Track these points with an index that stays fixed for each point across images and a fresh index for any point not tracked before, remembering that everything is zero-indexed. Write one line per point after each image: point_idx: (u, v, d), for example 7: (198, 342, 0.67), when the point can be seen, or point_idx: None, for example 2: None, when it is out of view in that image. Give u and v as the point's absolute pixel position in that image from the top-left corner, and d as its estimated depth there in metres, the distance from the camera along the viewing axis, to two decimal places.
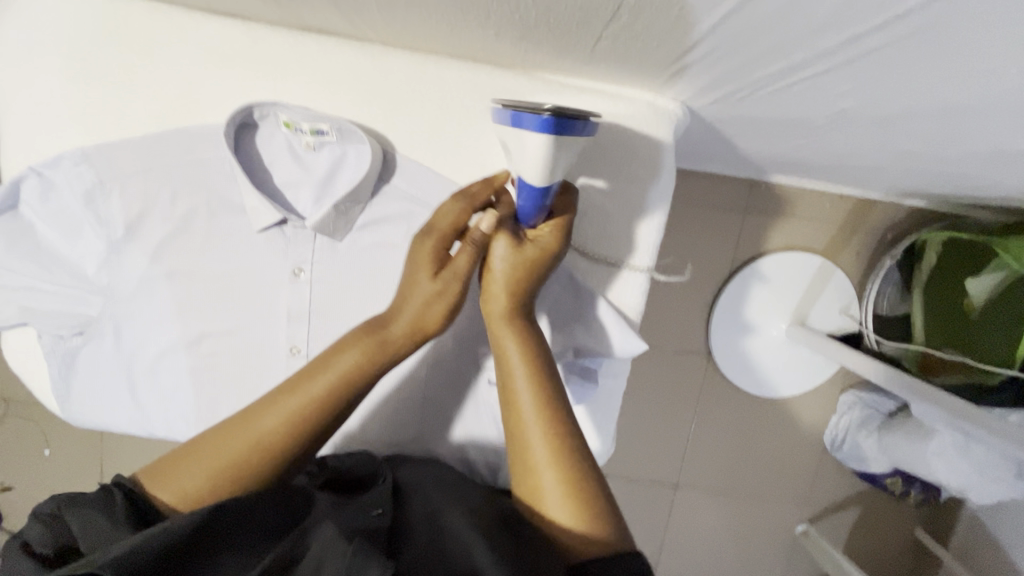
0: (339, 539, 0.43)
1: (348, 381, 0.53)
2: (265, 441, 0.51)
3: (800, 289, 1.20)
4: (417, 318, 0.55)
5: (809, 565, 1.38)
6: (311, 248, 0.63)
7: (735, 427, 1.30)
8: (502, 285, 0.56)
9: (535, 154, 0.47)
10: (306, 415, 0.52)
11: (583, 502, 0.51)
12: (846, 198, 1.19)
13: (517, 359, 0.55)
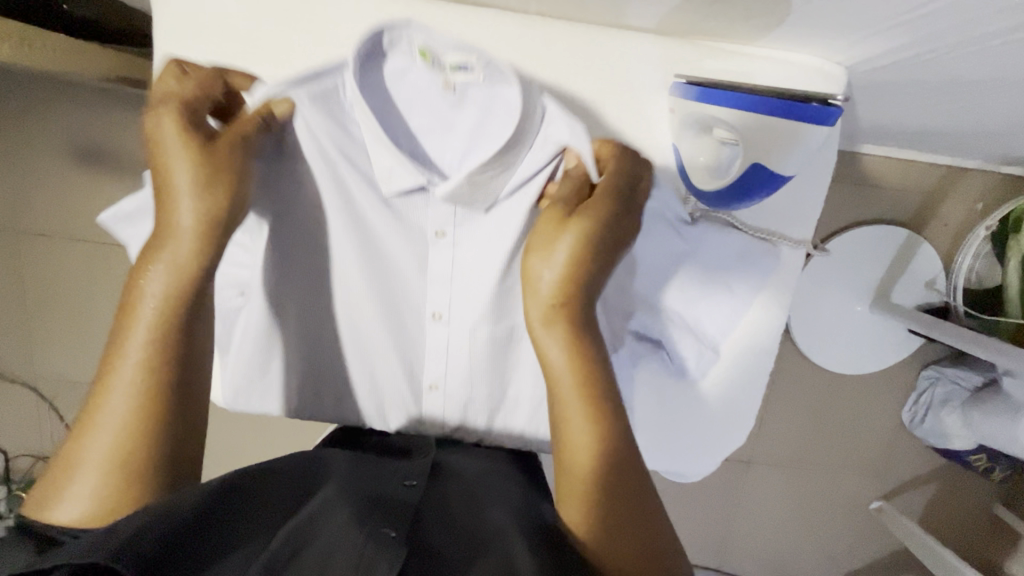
0: (349, 532, 0.40)
1: (168, 307, 0.48)
2: (127, 423, 0.46)
3: (884, 262, 1.16)
4: (212, 210, 0.49)
5: (881, 539, 1.38)
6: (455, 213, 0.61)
7: (808, 403, 1.29)
8: (546, 291, 0.52)
9: (801, 139, 0.54)
10: (151, 374, 0.47)
11: (636, 540, 0.47)
12: (937, 166, 1.14)
13: (560, 361, 0.51)
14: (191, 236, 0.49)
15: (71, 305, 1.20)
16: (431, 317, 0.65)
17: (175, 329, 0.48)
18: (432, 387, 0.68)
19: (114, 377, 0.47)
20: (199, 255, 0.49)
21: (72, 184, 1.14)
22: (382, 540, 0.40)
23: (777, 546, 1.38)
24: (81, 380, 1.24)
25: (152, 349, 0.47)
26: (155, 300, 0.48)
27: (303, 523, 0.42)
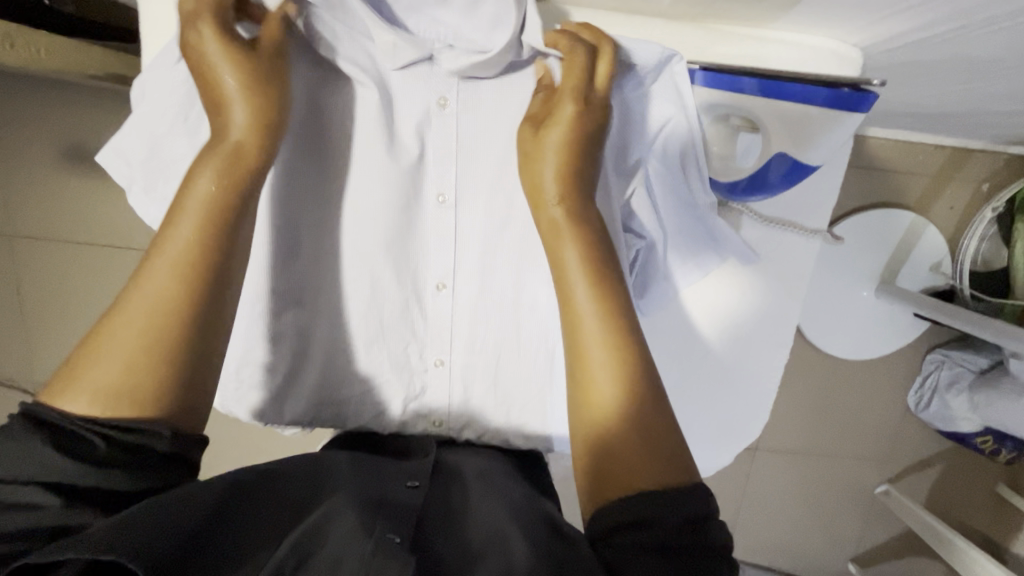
0: (358, 537, 0.38)
1: (208, 208, 0.44)
2: (161, 306, 0.41)
3: (889, 247, 1.15)
4: (260, 108, 0.46)
5: (886, 522, 1.38)
6: (455, 255, 0.54)
7: (813, 391, 1.29)
8: (554, 188, 0.48)
9: (835, 129, 0.54)
10: (189, 265, 0.43)
11: (662, 462, 0.40)
12: (942, 148, 1.13)
13: (575, 273, 0.47)
14: (242, 146, 0.45)
15: (67, 308, 1.19)
16: (432, 365, 0.58)
17: (209, 226, 0.44)
18: (436, 421, 0.60)
19: (145, 271, 0.42)
20: (246, 162, 0.45)
21: (64, 187, 1.12)
22: (392, 549, 0.38)
23: (782, 531, 1.39)
24: None
25: (194, 244, 0.43)
26: (198, 194, 0.44)
27: (310, 529, 0.40)
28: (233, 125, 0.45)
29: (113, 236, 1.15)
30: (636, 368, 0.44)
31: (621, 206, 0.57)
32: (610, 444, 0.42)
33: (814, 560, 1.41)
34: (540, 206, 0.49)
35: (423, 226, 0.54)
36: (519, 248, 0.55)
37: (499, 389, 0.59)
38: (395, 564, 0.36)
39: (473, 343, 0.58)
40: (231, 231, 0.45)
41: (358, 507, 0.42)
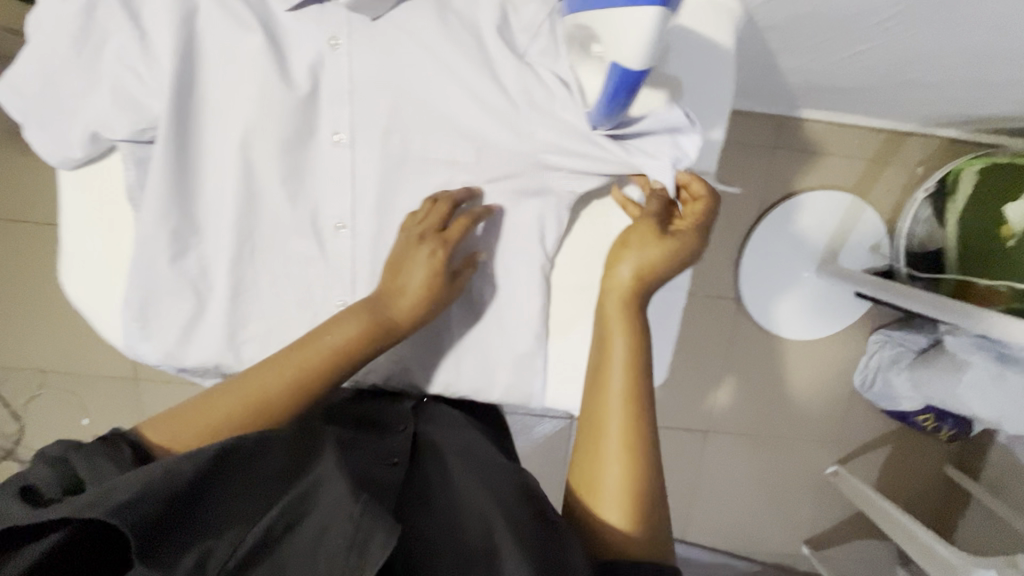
0: (347, 499, 0.43)
1: (347, 356, 0.52)
2: (271, 400, 0.51)
3: (828, 227, 1.19)
4: (421, 299, 0.55)
5: (838, 503, 1.40)
6: (350, 198, 0.56)
7: (764, 372, 1.31)
8: (623, 292, 0.57)
9: (640, 31, 0.40)
10: (306, 385, 0.52)
11: (640, 501, 0.51)
12: (876, 132, 1.17)
13: (618, 355, 0.55)
14: (394, 321, 0.54)
15: (13, 289, 1.17)
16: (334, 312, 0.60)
17: (348, 367, 0.53)
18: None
19: (288, 361, 0.52)
20: (390, 336, 0.54)
21: (11, 164, 1.11)
22: (377, 517, 0.41)
23: (736, 515, 1.40)
24: (29, 367, 1.21)
25: (323, 372, 0.52)
26: (337, 344, 0.52)
27: (302, 497, 0.44)
28: (395, 315, 0.53)
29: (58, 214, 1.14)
30: (644, 436, 0.53)
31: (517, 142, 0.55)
32: (617, 489, 0.51)
33: (770, 542, 1.43)
34: (614, 280, 0.58)
35: (319, 165, 0.56)
36: (418, 186, 0.57)
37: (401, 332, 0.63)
38: (378, 531, 0.40)
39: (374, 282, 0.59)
40: (345, 376, 0.53)
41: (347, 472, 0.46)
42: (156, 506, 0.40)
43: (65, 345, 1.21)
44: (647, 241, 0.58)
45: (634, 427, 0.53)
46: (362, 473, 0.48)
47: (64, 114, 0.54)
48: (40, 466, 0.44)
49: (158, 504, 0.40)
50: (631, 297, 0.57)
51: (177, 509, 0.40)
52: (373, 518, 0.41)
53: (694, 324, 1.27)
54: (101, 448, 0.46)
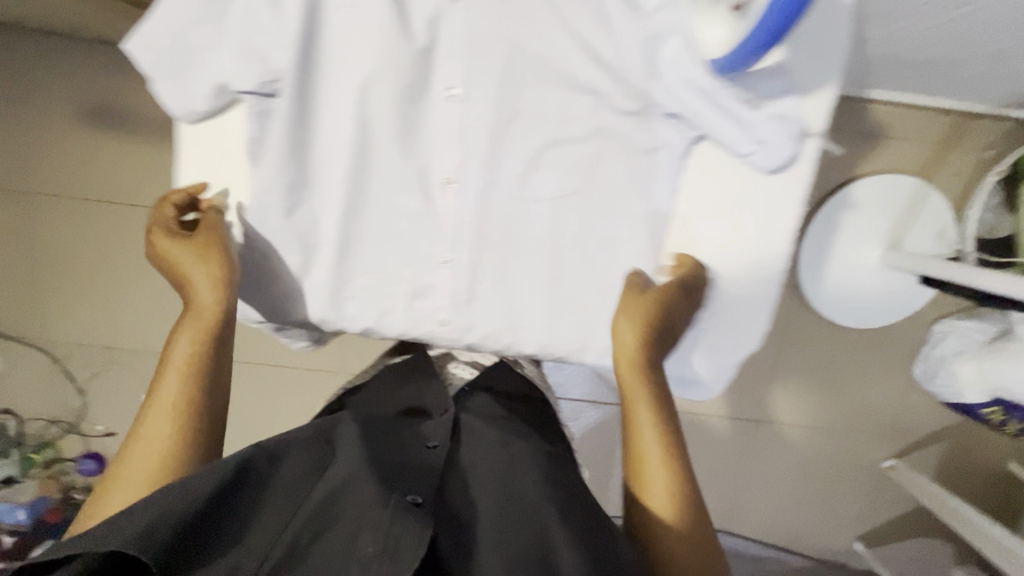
0: (372, 509, 0.50)
1: (195, 357, 0.57)
2: (163, 436, 0.54)
3: (893, 212, 1.15)
4: (216, 278, 0.59)
5: (893, 499, 1.36)
6: (461, 153, 0.53)
7: (819, 362, 1.29)
8: (631, 347, 0.54)
9: None
10: (180, 407, 0.55)
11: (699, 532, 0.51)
12: (943, 115, 1.14)
13: (643, 407, 0.54)
14: (207, 306, 0.59)
15: (84, 267, 1.21)
16: (439, 265, 0.57)
17: (200, 371, 0.57)
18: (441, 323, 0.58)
19: (159, 403, 0.55)
20: (214, 319, 0.59)
21: (86, 145, 1.15)
22: (402, 520, 0.49)
23: (787, 508, 1.38)
24: (95, 344, 1.25)
25: (181, 379, 0.56)
26: (184, 350, 0.58)
27: (329, 499, 0.52)
28: (201, 300, 0.58)
29: (127, 193, 1.17)
30: (681, 466, 0.53)
31: (640, 94, 0.50)
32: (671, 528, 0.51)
33: (821, 538, 1.39)
34: (619, 342, 0.55)
35: (432, 119, 0.53)
36: (522, 141, 0.53)
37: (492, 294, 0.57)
38: (404, 532, 0.48)
39: (480, 240, 0.56)
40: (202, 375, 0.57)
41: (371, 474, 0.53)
42: (174, 529, 0.46)
43: (130, 321, 1.24)
44: (639, 308, 0.55)
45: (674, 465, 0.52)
46: (384, 467, 0.56)
47: (184, 63, 0.55)
48: None
49: (175, 529, 0.46)
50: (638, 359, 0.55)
51: (194, 528, 0.48)
52: (395, 519, 0.49)
53: None
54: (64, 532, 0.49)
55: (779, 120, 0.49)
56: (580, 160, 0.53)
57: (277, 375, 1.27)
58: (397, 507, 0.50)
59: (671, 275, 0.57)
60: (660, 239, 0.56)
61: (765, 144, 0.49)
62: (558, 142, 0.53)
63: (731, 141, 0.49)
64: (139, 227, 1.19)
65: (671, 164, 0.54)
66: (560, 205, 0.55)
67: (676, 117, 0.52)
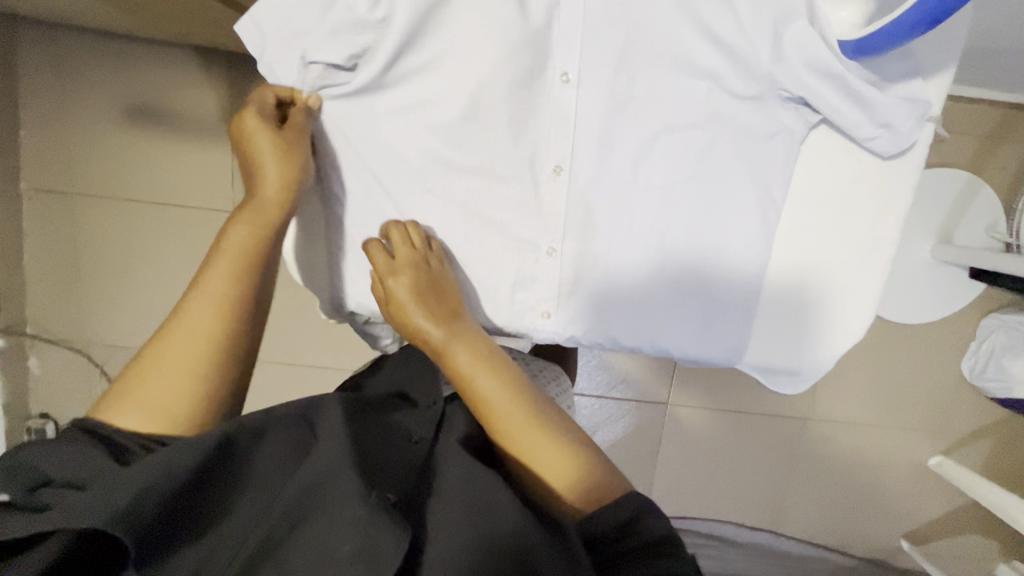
0: (353, 499, 0.44)
1: (246, 255, 0.55)
2: (206, 326, 0.52)
3: (944, 206, 1.14)
4: (286, 180, 0.55)
5: (939, 496, 1.35)
6: (571, 140, 0.53)
7: (867, 358, 1.28)
8: (431, 324, 0.53)
9: None
10: (226, 305, 0.53)
11: (580, 469, 0.49)
12: (993, 108, 1.13)
13: (475, 372, 0.52)
14: (269, 201, 0.56)
15: (126, 267, 1.20)
16: (543, 255, 0.56)
17: (253, 268, 0.55)
18: (546, 314, 0.57)
19: (201, 293, 0.53)
20: (274, 217, 0.56)
21: (129, 145, 1.14)
22: (384, 518, 0.43)
23: (832, 507, 1.36)
24: (135, 346, 1.23)
25: (232, 274, 0.54)
26: (236, 246, 0.55)
27: (305, 491, 0.45)
28: (265, 194, 0.55)
29: (170, 192, 1.16)
30: (541, 414, 0.52)
31: (761, 78, 0.50)
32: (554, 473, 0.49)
33: (867, 536, 1.38)
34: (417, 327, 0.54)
35: (545, 107, 0.53)
36: (636, 128, 0.52)
37: (598, 291, 0.56)
38: (387, 533, 0.42)
39: (587, 228, 0.55)
40: (257, 276, 0.55)
41: (355, 468, 0.46)
42: (158, 506, 0.41)
43: None
44: (406, 285, 0.54)
45: (528, 414, 0.51)
46: (372, 454, 0.49)
47: (289, 49, 0.53)
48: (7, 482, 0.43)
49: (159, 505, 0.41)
50: (445, 328, 0.54)
51: (178, 502, 0.43)
52: (377, 529, 0.42)
53: None
54: (77, 440, 0.46)
55: (908, 103, 0.49)
56: (693, 147, 0.52)
57: (319, 375, 1.26)
58: (378, 510, 0.44)
59: (404, 253, 0.55)
60: (775, 227, 0.54)
61: (890, 127, 0.49)
62: (674, 128, 0.52)
63: (855, 123, 0.49)
64: (182, 227, 1.18)
65: (788, 152, 0.52)
66: (672, 193, 0.53)
67: (794, 102, 0.51)
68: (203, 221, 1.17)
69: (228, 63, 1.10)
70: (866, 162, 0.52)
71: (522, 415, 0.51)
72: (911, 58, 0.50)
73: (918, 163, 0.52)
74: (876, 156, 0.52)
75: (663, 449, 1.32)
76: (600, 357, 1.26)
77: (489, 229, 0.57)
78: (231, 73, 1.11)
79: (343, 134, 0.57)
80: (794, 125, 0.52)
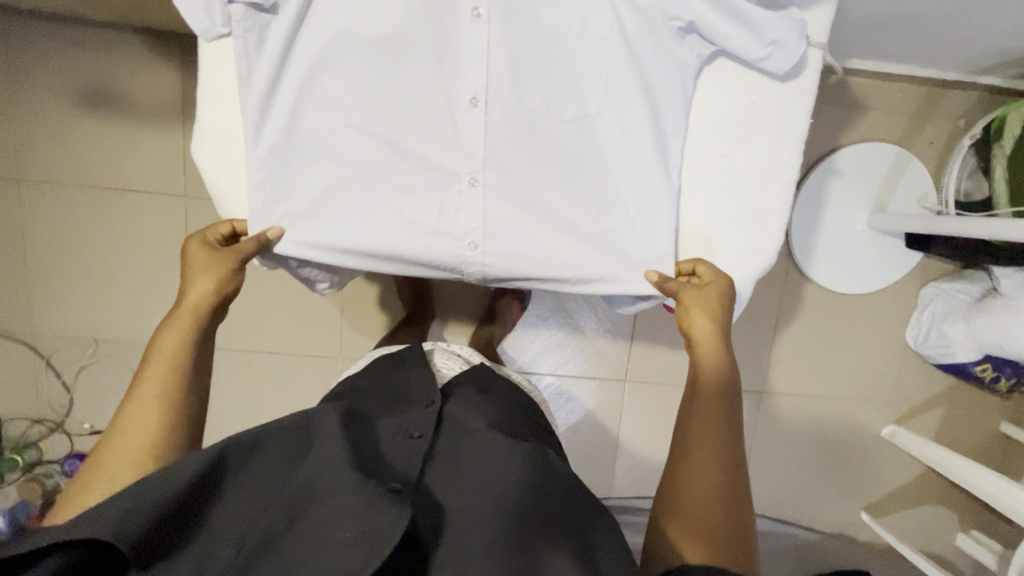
0: (351, 489, 0.49)
1: (177, 355, 0.63)
2: (148, 425, 0.59)
3: (877, 178, 1.20)
4: (217, 287, 0.68)
5: (895, 467, 1.38)
6: (487, 72, 0.59)
7: (816, 331, 1.31)
8: (707, 334, 0.62)
9: None
10: (166, 402, 0.61)
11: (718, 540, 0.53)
12: (917, 86, 1.20)
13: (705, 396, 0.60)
14: (198, 306, 0.67)
15: (75, 256, 1.18)
16: (465, 185, 0.62)
17: (188, 368, 0.63)
18: (471, 245, 0.64)
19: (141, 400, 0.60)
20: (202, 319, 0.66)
21: (78, 130, 1.14)
22: (380, 502, 0.49)
23: (792, 483, 1.38)
24: (84, 337, 1.21)
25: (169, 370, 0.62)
26: (170, 350, 0.63)
27: (305, 491, 0.51)
28: (195, 300, 0.66)
29: (120, 178, 1.15)
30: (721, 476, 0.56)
31: (656, 8, 0.57)
32: (704, 528, 0.53)
33: (828, 512, 1.39)
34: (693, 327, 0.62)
35: (457, 42, 0.59)
36: (550, 61, 0.60)
37: (519, 218, 0.63)
38: (385, 515, 0.48)
39: (502, 162, 0.62)
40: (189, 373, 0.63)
41: (349, 463, 0.52)
42: (147, 523, 0.45)
43: (120, 311, 1.20)
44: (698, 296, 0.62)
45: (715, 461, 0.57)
46: (367, 456, 0.55)
47: None
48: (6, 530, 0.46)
49: (149, 522, 0.45)
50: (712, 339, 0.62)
51: (169, 517, 0.47)
52: (375, 504, 0.48)
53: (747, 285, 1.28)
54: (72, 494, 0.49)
55: (788, 20, 0.57)
56: (595, 79, 0.60)
57: (276, 363, 1.25)
58: (374, 492, 0.49)
59: (707, 288, 0.62)
60: (667, 151, 0.62)
61: (777, 44, 0.57)
62: (584, 64, 0.60)
63: (741, 48, 0.58)
64: (132, 213, 1.17)
65: (685, 81, 0.60)
66: (584, 125, 0.61)
67: (689, 35, 0.59)
68: (155, 207, 1.17)
69: (181, 48, 1.12)
70: (741, 89, 0.61)
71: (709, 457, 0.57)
72: None
73: (797, 75, 0.61)
74: (770, 76, 0.61)
75: (624, 432, 1.31)
76: (558, 337, 1.27)
77: (413, 159, 0.62)
78: (184, 57, 1.12)
79: (264, 70, 0.59)
80: (686, 57, 0.59)
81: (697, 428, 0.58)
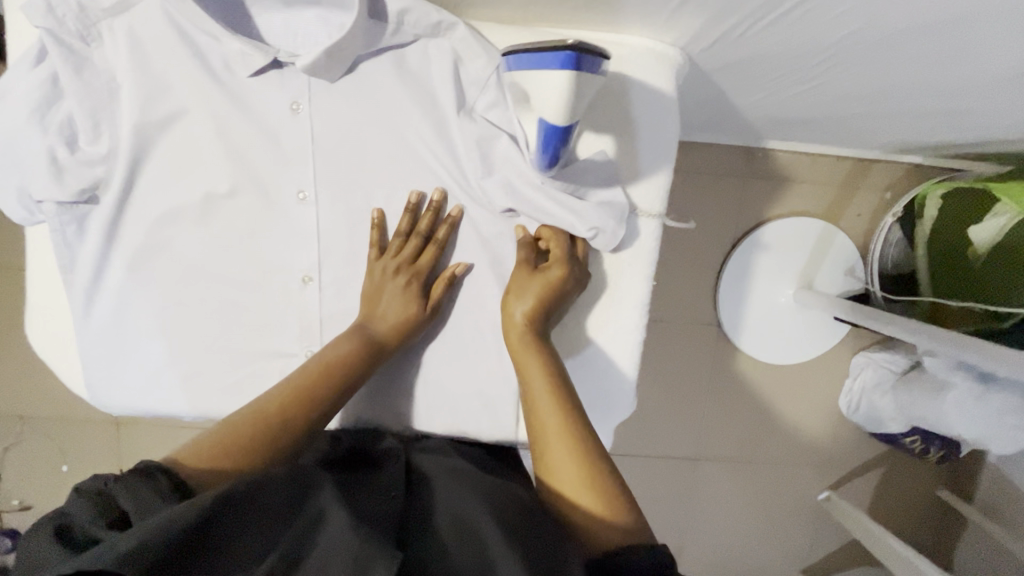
0: (349, 530, 0.41)
1: (338, 365, 0.63)
2: (284, 403, 0.58)
3: (801, 253, 1.20)
4: (399, 326, 0.66)
5: (834, 530, 1.38)
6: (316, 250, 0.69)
7: (750, 399, 1.31)
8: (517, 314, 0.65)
9: (558, 89, 0.51)
10: (310, 394, 0.60)
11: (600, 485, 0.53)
12: (843, 159, 1.20)
13: (536, 383, 0.61)
14: (383, 339, 0.66)
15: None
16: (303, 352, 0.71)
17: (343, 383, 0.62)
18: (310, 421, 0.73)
19: (290, 378, 0.61)
20: (378, 351, 0.65)
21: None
22: (380, 544, 0.40)
23: (730, 545, 1.38)
24: (11, 415, 1.20)
25: (329, 380, 0.61)
26: (333, 355, 0.63)
27: (303, 532, 0.42)
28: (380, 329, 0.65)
29: None
30: (580, 432, 0.57)
31: (479, 186, 0.68)
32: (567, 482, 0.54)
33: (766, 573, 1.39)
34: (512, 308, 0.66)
35: (284, 218, 0.68)
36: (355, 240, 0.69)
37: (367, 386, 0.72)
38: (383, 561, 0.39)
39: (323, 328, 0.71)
40: (344, 397, 0.63)
41: (349, 519, 0.42)
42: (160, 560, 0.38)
43: (46, 389, 1.20)
44: (523, 279, 0.66)
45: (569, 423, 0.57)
46: (366, 509, 0.46)
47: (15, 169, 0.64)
48: (77, 496, 0.45)
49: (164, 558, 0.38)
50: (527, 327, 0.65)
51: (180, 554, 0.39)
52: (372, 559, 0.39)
53: (676, 350, 1.28)
54: (138, 478, 0.46)
55: (605, 209, 0.66)
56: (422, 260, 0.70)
57: None
58: (374, 534, 0.41)
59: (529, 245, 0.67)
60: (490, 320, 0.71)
61: (598, 229, 0.66)
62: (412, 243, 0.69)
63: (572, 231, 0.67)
64: None
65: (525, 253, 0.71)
66: None
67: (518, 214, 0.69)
68: None
69: None
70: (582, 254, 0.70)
71: (557, 411, 0.58)
72: (602, 173, 0.66)
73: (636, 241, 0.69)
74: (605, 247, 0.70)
75: None
76: None
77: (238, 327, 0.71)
78: None
79: (88, 255, 0.69)
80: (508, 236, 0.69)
81: (534, 407, 0.60)
